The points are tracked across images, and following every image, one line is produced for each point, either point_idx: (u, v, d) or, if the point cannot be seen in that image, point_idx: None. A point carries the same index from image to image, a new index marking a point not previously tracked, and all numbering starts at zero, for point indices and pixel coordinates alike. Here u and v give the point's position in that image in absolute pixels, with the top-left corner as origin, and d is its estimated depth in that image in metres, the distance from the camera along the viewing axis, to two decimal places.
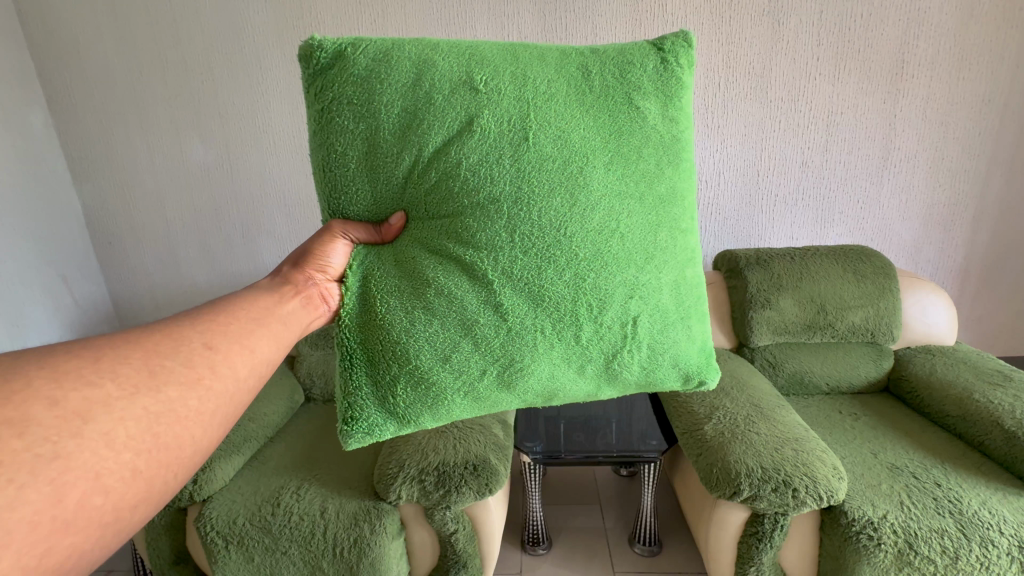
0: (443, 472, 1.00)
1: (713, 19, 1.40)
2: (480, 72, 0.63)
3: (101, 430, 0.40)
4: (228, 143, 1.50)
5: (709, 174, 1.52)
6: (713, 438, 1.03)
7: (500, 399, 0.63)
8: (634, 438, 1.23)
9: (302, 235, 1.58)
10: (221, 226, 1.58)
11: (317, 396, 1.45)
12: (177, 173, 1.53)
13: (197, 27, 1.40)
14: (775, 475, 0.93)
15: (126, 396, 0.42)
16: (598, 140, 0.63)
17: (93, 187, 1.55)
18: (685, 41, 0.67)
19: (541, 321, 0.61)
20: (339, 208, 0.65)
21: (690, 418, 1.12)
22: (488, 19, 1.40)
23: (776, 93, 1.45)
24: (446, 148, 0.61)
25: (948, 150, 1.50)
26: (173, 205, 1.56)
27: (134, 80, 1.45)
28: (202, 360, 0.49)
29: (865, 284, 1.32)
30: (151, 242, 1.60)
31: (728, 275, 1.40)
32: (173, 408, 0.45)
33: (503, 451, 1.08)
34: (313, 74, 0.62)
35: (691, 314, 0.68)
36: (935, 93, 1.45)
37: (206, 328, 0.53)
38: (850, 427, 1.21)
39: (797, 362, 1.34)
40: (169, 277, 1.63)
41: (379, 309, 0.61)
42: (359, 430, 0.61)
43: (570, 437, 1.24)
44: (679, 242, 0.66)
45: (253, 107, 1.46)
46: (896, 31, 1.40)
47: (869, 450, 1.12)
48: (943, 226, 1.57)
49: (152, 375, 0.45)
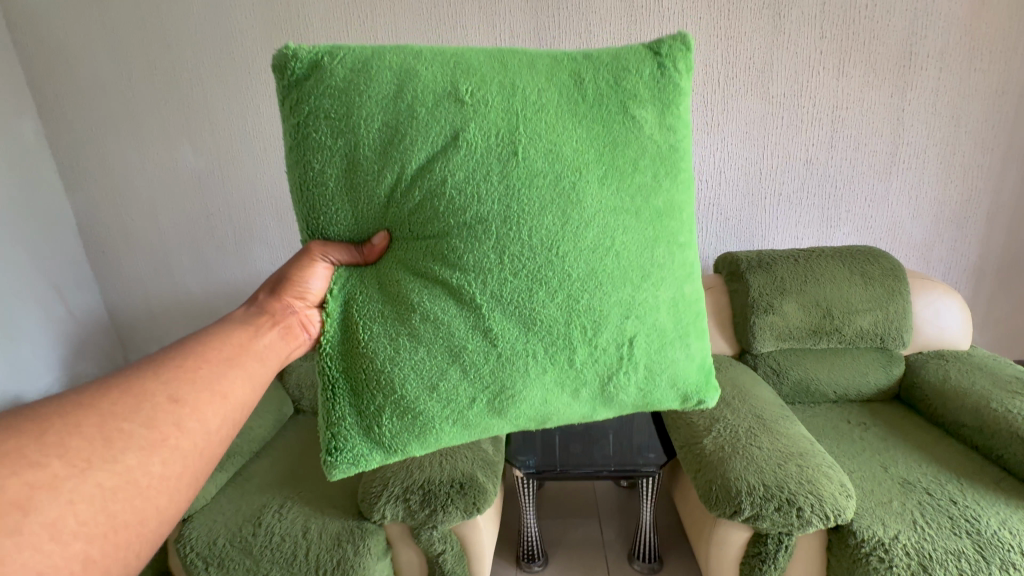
0: (427, 491, 0.96)
1: (711, 13, 1.35)
2: (466, 80, 0.58)
3: (45, 519, 0.38)
4: (217, 148, 1.45)
5: (710, 173, 1.48)
6: (713, 452, 0.99)
7: (490, 425, 0.59)
8: (632, 451, 1.19)
9: (294, 241, 1.53)
10: (213, 232, 1.53)
11: (305, 407, 1.41)
12: (168, 180, 1.48)
13: (184, 29, 1.35)
14: (779, 493, 0.89)
15: (75, 474, 0.41)
16: (590, 153, 0.59)
17: (84, 195, 1.51)
18: (683, 44, 0.62)
19: (532, 345, 0.58)
20: (318, 228, 0.59)
21: (689, 430, 1.07)
22: (478, 18, 1.36)
23: (777, 89, 1.41)
24: (430, 165, 0.57)
25: (959, 144, 1.45)
26: (165, 212, 1.52)
27: (121, 84, 1.40)
28: (167, 417, 0.48)
29: (874, 288, 1.26)
30: (144, 248, 1.56)
31: (729, 277, 1.35)
32: (131, 480, 0.43)
33: (492, 468, 1.03)
34: (287, 86, 0.57)
35: (689, 332, 0.64)
36: (945, 86, 1.40)
37: (171, 377, 0.51)
38: (859, 438, 1.17)
39: (803, 369, 1.30)
40: (165, 285, 1.59)
41: (361, 337, 0.58)
42: (344, 461, 0.58)
43: (566, 449, 1.20)
44: (677, 256, 0.62)
45: (240, 108, 1.42)
46: (904, 22, 1.35)
47: (879, 463, 1.08)
48: (953, 224, 1.53)
49: (108, 444, 0.44)
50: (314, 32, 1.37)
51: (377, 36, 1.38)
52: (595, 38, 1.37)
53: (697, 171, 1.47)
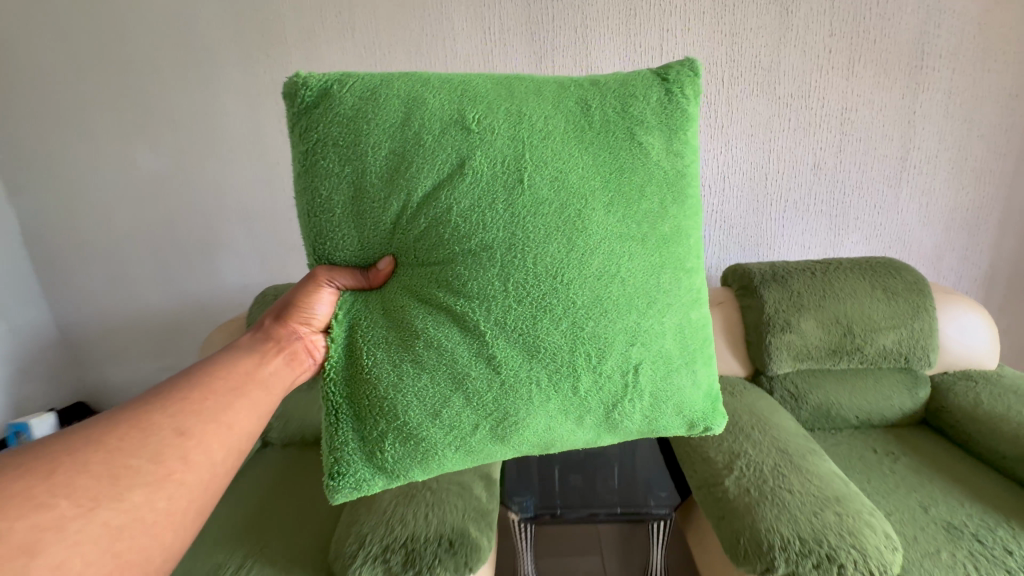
0: (411, 549, 0.79)
1: (715, 6, 1.20)
2: (473, 108, 0.58)
3: (52, 562, 0.39)
4: (180, 155, 1.27)
5: (713, 179, 1.35)
6: (737, 498, 0.93)
7: (493, 452, 0.59)
8: (640, 488, 1.11)
9: (267, 248, 1.35)
10: (173, 244, 1.34)
11: (274, 440, 1.21)
12: (128, 188, 1.29)
13: (135, 16, 1.16)
14: (817, 548, 0.83)
15: (82, 514, 0.43)
16: (597, 180, 0.59)
17: (31, 197, 1.30)
18: (691, 71, 0.62)
19: (535, 372, 0.57)
20: (324, 254, 0.60)
21: (706, 469, 1.01)
22: (465, 6, 1.18)
23: (785, 90, 1.27)
24: (436, 192, 0.57)
25: (971, 149, 1.34)
26: (126, 220, 1.32)
27: (70, 78, 1.21)
28: (173, 452, 0.50)
29: (897, 303, 1.22)
30: (101, 262, 1.36)
31: (741, 290, 1.30)
32: (137, 517, 0.45)
33: (487, 520, 0.86)
34: (297, 114, 0.58)
35: (696, 358, 0.63)
36: (957, 85, 1.28)
37: (178, 410, 0.53)
38: (890, 471, 1.13)
39: (824, 393, 1.26)
40: (126, 300, 1.40)
41: (365, 363, 0.58)
42: (346, 486, 0.58)
43: (565, 484, 1.12)
44: (683, 282, 0.61)
45: (202, 105, 1.23)
46: (915, 19, 1.23)
47: (918, 504, 1.04)
48: (962, 232, 1.41)
49: (114, 481, 0.46)
50: (288, 24, 1.18)
51: (357, 28, 1.19)
52: (593, 34, 1.21)
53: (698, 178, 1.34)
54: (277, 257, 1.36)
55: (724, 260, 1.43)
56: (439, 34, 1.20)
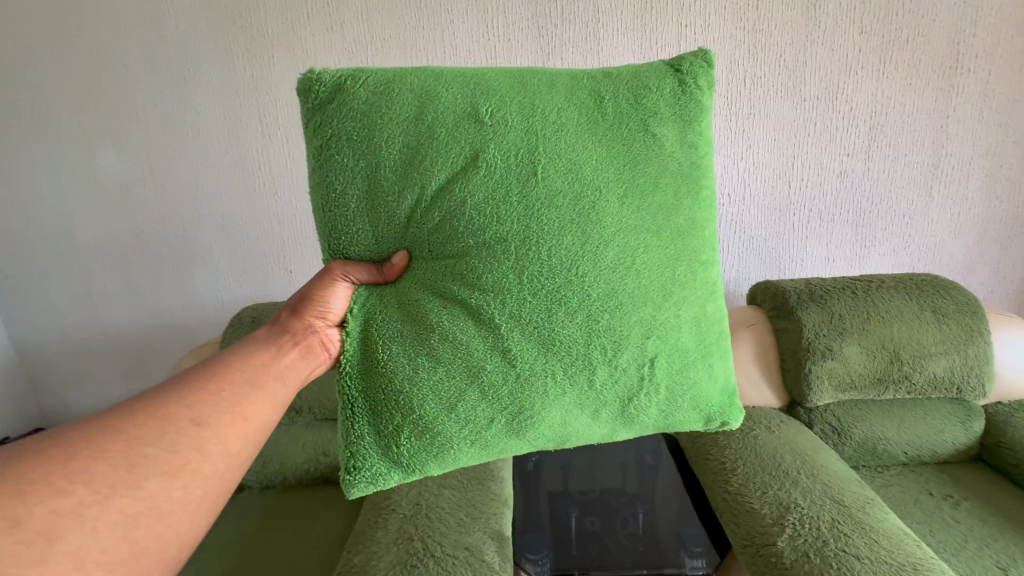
0: None
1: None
2: (485, 101, 0.59)
3: (69, 547, 0.39)
4: (145, 155, 1.22)
5: (732, 188, 1.32)
6: (796, 566, 0.82)
7: (509, 447, 0.58)
8: (668, 542, 1.01)
9: (248, 265, 1.32)
10: (145, 253, 1.30)
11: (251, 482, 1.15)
12: (92, 192, 1.25)
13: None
14: None
15: (98, 501, 0.42)
16: (611, 173, 0.58)
17: None
18: (704, 61, 0.62)
19: (551, 365, 0.56)
20: (339, 248, 0.61)
21: (754, 524, 0.91)
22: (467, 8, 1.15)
23: (811, 91, 1.24)
24: (450, 185, 0.58)
25: (1007, 155, 1.30)
26: (83, 228, 1.28)
27: (37, 71, 1.16)
28: (188, 442, 0.49)
29: (946, 328, 1.16)
30: (61, 274, 1.32)
31: (775, 312, 1.24)
32: (152, 506, 0.45)
33: None
34: (311, 107, 0.59)
35: (712, 352, 0.61)
36: (994, 88, 1.24)
37: (195, 401, 0.52)
38: (954, 519, 1.05)
39: (868, 426, 1.19)
40: (85, 312, 1.36)
41: (380, 356, 0.57)
42: (361, 480, 0.57)
43: (582, 531, 1.03)
44: (700, 275, 0.60)
45: (181, 104, 1.18)
46: (951, 17, 1.19)
47: (993, 563, 0.95)
48: (996, 245, 1.38)
49: (131, 469, 0.45)
50: (268, 11, 1.13)
51: (345, 20, 1.15)
52: (604, 28, 1.17)
53: (717, 187, 1.31)
54: (258, 273, 1.32)
55: (742, 274, 1.40)
56: (436, 27, 1.16)
